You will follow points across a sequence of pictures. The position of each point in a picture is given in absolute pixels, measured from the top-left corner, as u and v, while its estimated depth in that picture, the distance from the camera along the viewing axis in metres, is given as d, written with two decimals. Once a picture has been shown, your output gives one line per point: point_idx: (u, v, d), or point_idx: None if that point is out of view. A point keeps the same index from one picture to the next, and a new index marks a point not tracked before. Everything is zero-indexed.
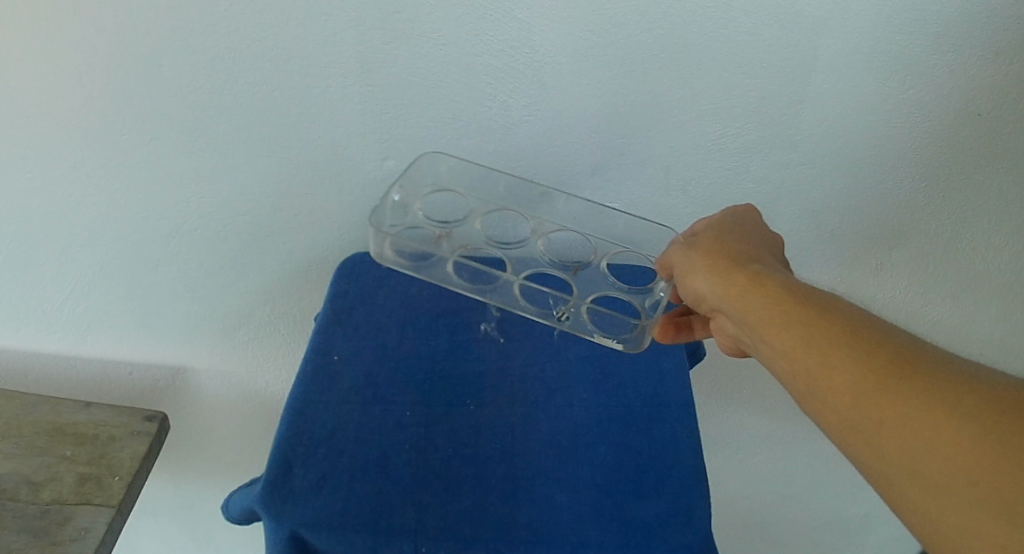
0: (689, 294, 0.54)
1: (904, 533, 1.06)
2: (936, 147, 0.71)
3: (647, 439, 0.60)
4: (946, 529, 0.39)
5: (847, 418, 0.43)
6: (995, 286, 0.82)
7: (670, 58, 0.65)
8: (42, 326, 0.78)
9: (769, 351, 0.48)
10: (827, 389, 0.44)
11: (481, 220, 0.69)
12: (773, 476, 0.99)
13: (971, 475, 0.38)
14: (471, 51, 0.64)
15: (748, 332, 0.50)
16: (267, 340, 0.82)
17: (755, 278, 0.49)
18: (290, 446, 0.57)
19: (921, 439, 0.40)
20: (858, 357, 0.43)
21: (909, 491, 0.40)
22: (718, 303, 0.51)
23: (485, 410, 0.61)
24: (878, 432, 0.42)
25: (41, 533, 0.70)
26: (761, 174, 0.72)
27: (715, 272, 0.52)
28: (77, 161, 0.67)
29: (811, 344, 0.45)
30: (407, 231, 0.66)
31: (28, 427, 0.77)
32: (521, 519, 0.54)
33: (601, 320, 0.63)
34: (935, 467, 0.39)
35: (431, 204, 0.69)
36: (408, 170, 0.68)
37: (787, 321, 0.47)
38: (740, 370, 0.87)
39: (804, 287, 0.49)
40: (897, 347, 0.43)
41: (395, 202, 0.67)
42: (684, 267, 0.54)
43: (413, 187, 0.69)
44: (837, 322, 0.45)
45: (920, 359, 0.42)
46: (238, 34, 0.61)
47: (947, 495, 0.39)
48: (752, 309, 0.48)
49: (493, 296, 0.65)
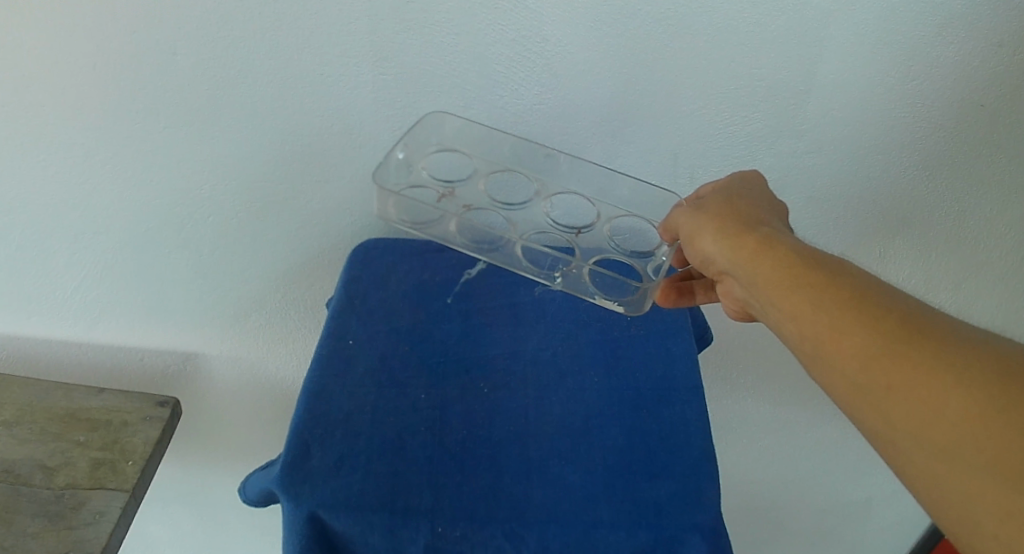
0: (697, 256, 0.56)
1: (903, 515, 1.08)
2: (940, 136, 0.72)
3: (657, 420, 0.61)
4: (949, 494, 0.40)
5: (854, 381, 0.44)
6: (995, 274, 0.84)
7: (679, 48, 0.66)
8: (54, 312, 0.79)
9: (777, 313, 0.49)
10: (834, 352, 0.45)
11: (484, 181, 0.70)
12: (776, 458, 1.01)
13: (976, 441, 0.39)
14: (483, 40, 0.65)
15: (756, 294, 0.51)
16: (279, 327, 0.83)
17: (764, 241, 0.51)
18: (308, 428, 0.58)
19: (927, 405, 0.41)
20: (867, 322, 0.44)
21: (915, 456, 0.42)
22: (726, 266, 0.53)
23: (498, 392, 0.62)
24: (884, 396, 0.43)
25: (56, 518, 0.71)
26: (770, 163, 0.73)
27: (723, 235, 0.53)
28: (91, 149, 0.67)
29: (820, 308, 0.46)
30: (410, 189, 0.67)
31: (40, 413, 0.78)
32: (535, 499, 0.55)
33: (603, 283, 0.64)
34: (942, 433, 0.40)
35: (435, 162, 0.69)
36: (413, 130, 0.68)
37: (796, 284, 0.48)
38: (743, 355, 0.88)
39: (811, 251, 0.50)
40: (905, 313, 0.44)
41: (398, 160, 0.67)
42: (693, 230, 0.55)
43: (417, 146, 0.69)
44: (844, 287, 0.46)
45: (928, 325, 0.43)
46: (252, 25, 0.62)
47: (954, 461, 0.40)
48: (761, 272, 0.50)
49: (496, 256, 0.67)
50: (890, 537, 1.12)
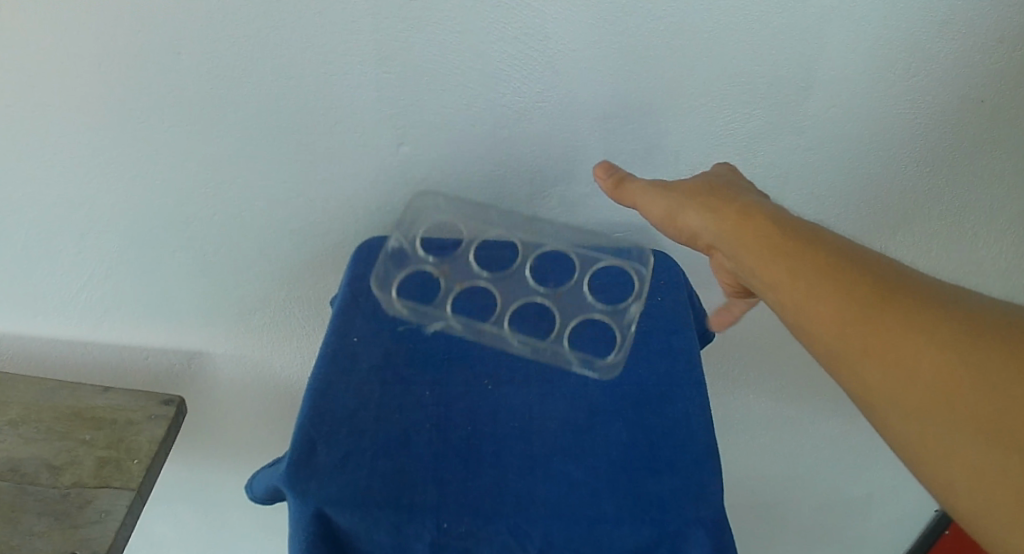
0: (678, 230, 0.57)
1: (903, 510, 1.09)
2: (942, 131, 0.72)
3: (660, 417, 0.61)
4: (923, 454, 0.42)
5: (832, 346, 0.46)
6: (996, 269, 0.84)
7: (680, 46, 0.66)
8: (59, 312, 0.80)
9: (760, 283, 0.50)
10: (812, 318, 0.47)
11: (476, 256, 0.71)
12: (778, 453, 1.01)
13: (951, 398, 0.41)
14: (486, 39, 0.65)
15: (739, 266, 0.52)
16: (282, 326, 0.83)
17: (743, 213, 0.52)
18: (313, 426, 0.58)
19: (902, 367, 0.43)
20: (844, 287, 0.46)
21: (893, 416, 0.43)
22: (709, 238, 0.54)
23: (502, 389, 0.63)
24: (862, 360, 0.44)
25: (62, 517, 0.72)
26: (771, 160, 0.74)
27: (705, 209, 0.54)
28: (96, 149, 0.68)
29: (800, 277, 0.48)
30: (407, 285, 0.69)
31: (46, 412, 0.79)
32: (540, 495, 0.55)
33: (590, 329, 0.67)
34: (920, 393, 0.42)
35: (430, 246, 0.71)
36: (406, 227, 0.72)
37: (776, 254, 0.49)
38: (745, 350, 0.89)
39: (787, 221, 0.51)
40: (879, 278, 0.46)
41: (394, 250, 0.71)
42: (674, 206, 0.56)
43: (412, 232, 0.72)
44: (823, 255, 0.48)
45: (901, 288, 0.45)
46: (256, 24, 0.62)
47: (929, 419, 0.41)
48: (742, 243, 0.51)
49: (484, 326, 0.67)
50: (891, 532, 1.13)
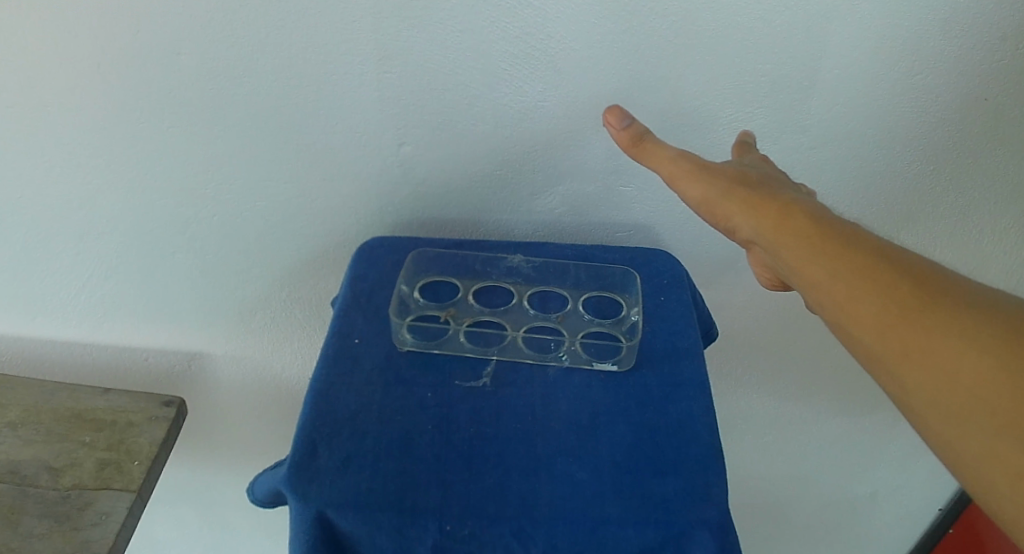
0: (713, 225, 0.55)
1: (906, 510, 1.09)
2: (946, 129, 0.72)
3: (664, 417, 0.60)
4: (957, 457, 0.42)
5: (871, 348, 0.45)
6: (1000, 268, 0.84)
7: (682, 44, 0.66)
8: (59, 314, 0.79)
9: (795, 279, 0.50)
10: (850, 319, 0.46)
11: (483, 290, 0.71)
12: (781, 453, 1.01)
13: (990, 405, 0.41)
14: (487, 38, 0.65)
15: (777, 262, 0.51)
16: (283, 327, 0.83)
17: (782, 210, 0.51)
18: (315, 428, 0.58)
19: (942, 372, 0.42)
20: (883, 289, 0.45)
21: (930, 420, 0.43)
22: (745, 234, 0.53)
23: (505, 390, 0.62)
24: (900, 364, 0.44)
25: (63, 518, 0.71)
26: (774, 159, 0.73)
27: (743, 205, 0.52)
28: (95, 150, 0.67)
29: (837, 276, 0.47)
30: (420, 319, 0.67)
31: (46, 414, 0.78)
32: (544, 496, 0.55)
33: (606, 332, 0.67)
34: (957, 399, 0.42)
35: (435, 290, 0.70)
36: (407, 267, 0.71)
37: (814, 252, 0.48)
38: (748, 350, 0.88)
39: (826, 217, 0.50)
40: (918, 279, 0.45)
41: (404, 292, 0.69)
42: (711, 198, 0.54)
43: (417, 273, 0.71)
44: (863, 254, 0.47)
45: (940, 289, 0.45)
46: (256, 24, 0.61)
47: (966, 426, 0.41)
48: (781, 241, 0.50)
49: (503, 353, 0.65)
50: (895, 533, 1.13)
